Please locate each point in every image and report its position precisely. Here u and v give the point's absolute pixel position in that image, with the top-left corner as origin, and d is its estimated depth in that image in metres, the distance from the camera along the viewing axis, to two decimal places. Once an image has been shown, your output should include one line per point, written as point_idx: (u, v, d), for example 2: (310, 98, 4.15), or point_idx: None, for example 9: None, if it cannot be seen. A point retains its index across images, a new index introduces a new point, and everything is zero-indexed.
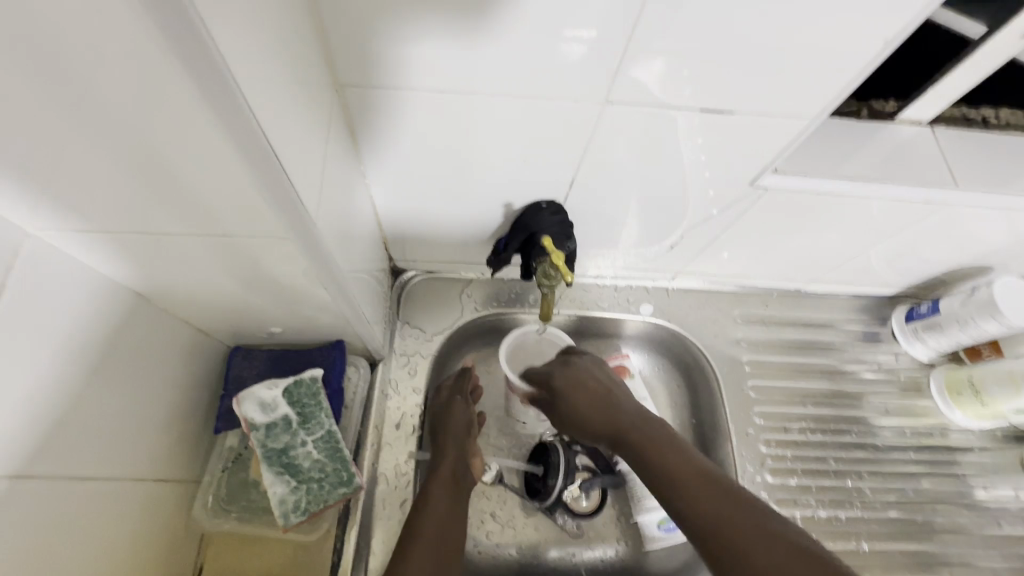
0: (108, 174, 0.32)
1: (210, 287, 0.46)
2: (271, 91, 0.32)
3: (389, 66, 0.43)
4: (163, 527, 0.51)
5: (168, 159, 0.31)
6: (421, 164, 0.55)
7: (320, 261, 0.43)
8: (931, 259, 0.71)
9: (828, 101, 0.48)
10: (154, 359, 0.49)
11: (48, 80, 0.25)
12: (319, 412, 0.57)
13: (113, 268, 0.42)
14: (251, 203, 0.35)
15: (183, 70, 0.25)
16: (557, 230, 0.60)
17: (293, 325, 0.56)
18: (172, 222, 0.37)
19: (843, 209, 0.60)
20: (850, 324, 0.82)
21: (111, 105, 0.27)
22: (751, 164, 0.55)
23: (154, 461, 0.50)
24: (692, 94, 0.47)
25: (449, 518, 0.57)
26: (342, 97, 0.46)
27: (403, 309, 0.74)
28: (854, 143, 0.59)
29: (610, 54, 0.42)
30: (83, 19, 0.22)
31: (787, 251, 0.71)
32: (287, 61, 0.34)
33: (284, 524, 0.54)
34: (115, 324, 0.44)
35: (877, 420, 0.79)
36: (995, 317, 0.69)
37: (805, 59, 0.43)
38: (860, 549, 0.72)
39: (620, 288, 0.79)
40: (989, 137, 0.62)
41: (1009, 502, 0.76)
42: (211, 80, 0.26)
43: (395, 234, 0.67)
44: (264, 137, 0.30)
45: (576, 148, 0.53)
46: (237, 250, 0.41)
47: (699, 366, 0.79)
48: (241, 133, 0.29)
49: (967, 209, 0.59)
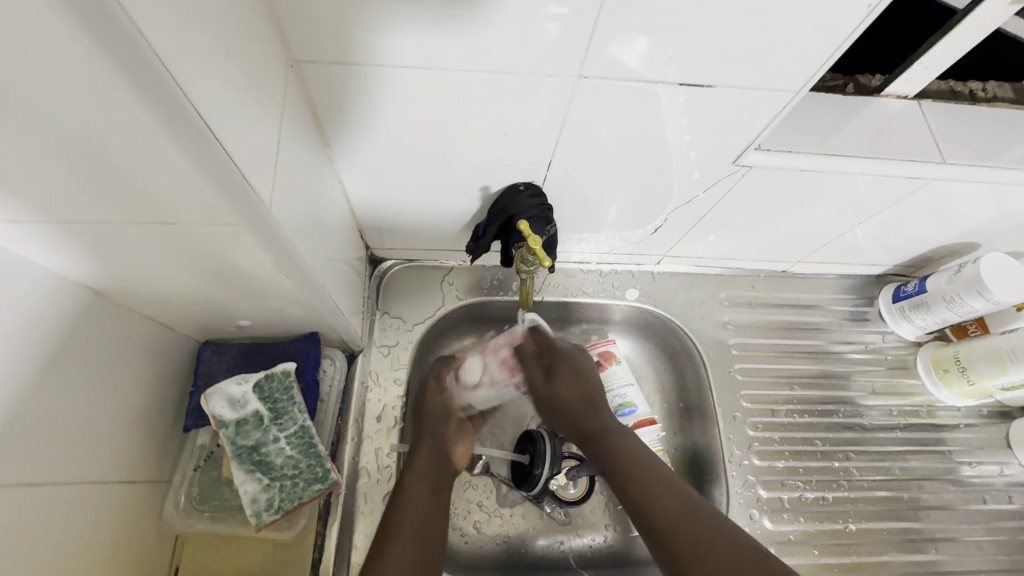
0: (34, 164, 0.29)
1: (168, 281, 0.44)
2: (204, 62, 0.29)
3: (348, 41, 0.41)
4: (132, 530, 0.50)
5: (93, 142, 0.28)
6: (391, 148, 0.52)
7: (281, 249, 0.40)
8: (918, 237, 0.70)
9: (810, 74, 0.46)
10: (112, 357, 0.47)
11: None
12: (292, 407, 0.55)
13: (58, 263, 0.40)
14: (195, 190, 0.33)
15: (87, 32, 0.23)
16: (535, 213, 0.58)
17: (262, 317, 0.54)
18: (113, 213, 0.34)
19: (827, 187, 0.59)
20: (837, 304, 0.82)
21: (17, 81, 0.24)
22: (734, 143, 0.54)
23: (118, 463, 0.49)
24: (672, 69, 0.45)
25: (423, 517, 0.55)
26: (300, 75, 0.44)
27: (382, 299, 0.72)
28: (840, 119, 0.58)
29: (582, 27, 0.40)
30: None
31: (773, 231, 0.70)
32: (227, 33, 0.32)
33: (257, 524, 0.52)
34: (64, 324, 0.42)
35: (864, 400, 0.78)
36: (981, 294, 0.68)
37: (789, 30, 0.41)
38: (848, 529, 0.72)
39: (605, 273, 0.78)
40: (976, 110, 0.60)
41: (994, 477, 0.77)
42: (116, 37, 0.23)
43: (369, 221, 0.65)
44: (190, 104, 0.28)
45: (554, 128, 0.51)
46: (189, 240, 0.38)
47: (686, 350, 0.78)
48: (163, 101, 0.26)
49: (953, 184, 0.58)
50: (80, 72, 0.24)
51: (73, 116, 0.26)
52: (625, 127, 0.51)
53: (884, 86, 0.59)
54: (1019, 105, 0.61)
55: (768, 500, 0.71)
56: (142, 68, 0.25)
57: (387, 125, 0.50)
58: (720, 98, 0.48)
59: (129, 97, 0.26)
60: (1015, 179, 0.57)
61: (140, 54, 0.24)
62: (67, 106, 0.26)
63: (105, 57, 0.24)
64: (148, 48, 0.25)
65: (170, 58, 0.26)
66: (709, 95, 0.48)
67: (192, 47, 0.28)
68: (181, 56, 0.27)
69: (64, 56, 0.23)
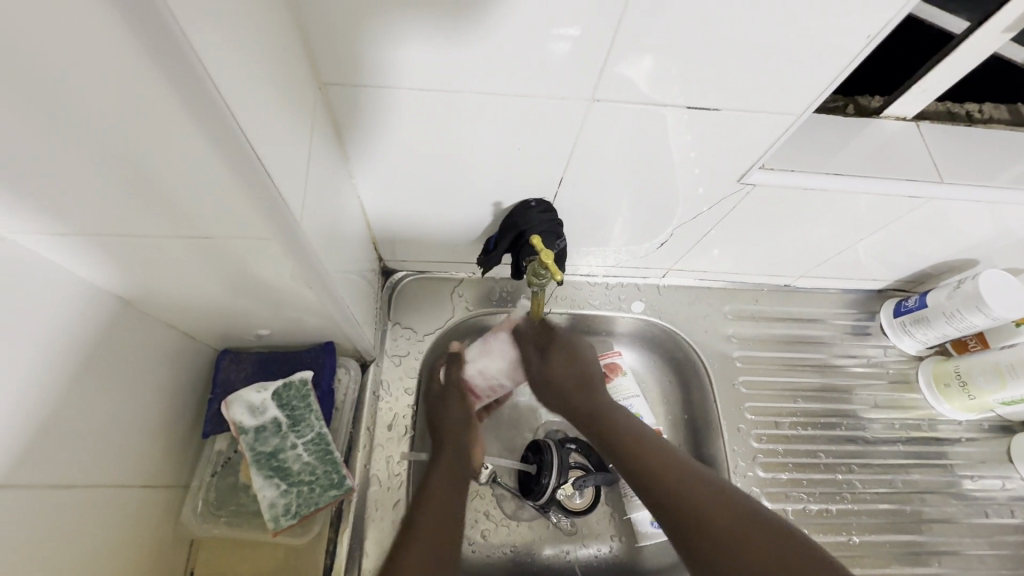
0: (83, 179, 0.31)
1: (195, 290, 0.46)
2: (249, 89, 0.31)
3: (371, 63, 0.43)
4: (151, 534, 0.51)
5: (142, 159, 0.30)
6: (408, 164, 0.54)
7: (305, 261, 0.42)
8: (918, 253, 0.72)
9: (813, 97, 0.48)
10: (138, 364, 0.48)
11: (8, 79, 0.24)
12: (309, 414, 0.57)
13: (93, 273, 0.41)
14: (231, 204, 0.35)
15: (149, 60, 0.25)
16: (546, 228, 0.60)
17: (281, 327, 0.56)
18: (152, 225, 0.36)
19: (829, 205, 0.61)
20: (839, 318, 0.83)
21: (80, 100, 0.26)
22: (739, 163, 0.56)
23: (140, 467, 0.50)
24: (679, 91, 0.47)
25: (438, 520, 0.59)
26: (327, 96, 0.46)
27: (394, 309, 0.74)
28: (840, 140, 0.60)
29: (594, 50, 0.42)
30: (52, 19, 0.22)
31: (776, 247, 0.71)
32: (266, 60, 0.34)
33: (274, 528, 0.54)
34: (95, 331, 0.43)
35: (866, 414, 0.79)
36: (980, 309, 0.70)
37: (791, 56, 0.43)
38: (851, 541, 0.72)
39: (611, 286, 0.80)
40: (973, 131, 0.62)
41: (996, 491, 0.77)
42: (181, 71, 0.25)
43: (384, 234, 0.67)
44: (241, 132, 0.30)
45: (566, 146, 0.53)
46: (219, 253, 0.40)
47: (691, 363, 0.79)
48: (216, 126, 0.29)
49: (952, 202, 0.59)
50: (140, 96, 0.26)
51: (126, 134, 0.28)
52: (634, 146, 0.53)
53: (883, 107, 0.61)
54: (1014, 127, 0.63)
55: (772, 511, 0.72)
56: (201, 98, 0.27)
57: (407, 144, 0.52)
58: (726, 120, 0.50)
59: (182, 120, 0.28)
60: (1011, 199, 0.58)
61: (203, 88, 0.26)
62: (122, 126, 0.28)
63: (166, 83, 0.26)
64: (209, 83, 0.27)
65: (226, 91, 0.28)
66: (716, 117, 0.50)
67: (238, 73, 0.30)
68: (232, 87, 0.29)
69: (126, 80, 0.25)
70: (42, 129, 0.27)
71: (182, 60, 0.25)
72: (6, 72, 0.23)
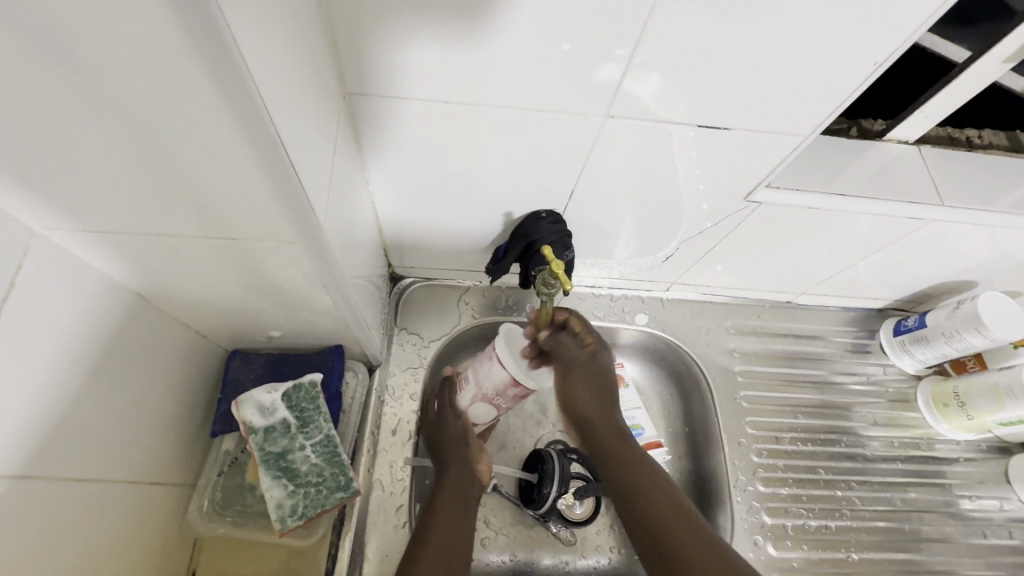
0: (119, 174, 0.32)
1: (212, 289, 0.47)
2: (284, 95, 0.32)
3: (390, 73, 0.44)
4: (155, 532, 0.51)
5: (178, 158, 0.32)
6: (423, 172, 0.56)
7: (324, 264, 0.43)
8: (919, 273, 0.73)
9: (820, 119, 0.49)
10: (152, 360, 0.49)
11: (58, 71, 0.26)
12: (318, 416, 0.57)
13: (118, 270, 0.42)
14: (259, 205, 0.35)
15: (200, 61, 0.26)
16: (556, 239, 0.61)
17: (293, 329, 0.57)
18: (178, 223, 0.37)
19: (831, 224, 0.62)
20: (839, 336, 0.84)
21: (127, 98, 0.27)
22: (745, 181, 0.57)
23: (148, 463, 0.50)
24: (687, 109, 0.48)
25: (452, 532, 0.57)
26: (350, 105, 0.47)
27: (401, 315, 0.74)
28: (845, 161, 0.61)
29: (609, 68, 0.44)
30: (113, 19, 0.23)
31: (779, 263, 0.72)
32: (301, 68, 0.35)
33: (280, 529, 0.54)
34: (113, 326, 0.44)
35: (866, 431, 0.80)
36: (980, 330, 0.71)
37: (798, 79, 0.45)
38: (849, 558, 0.73)
39: (616, 298, 0.80)
40: (973, 156, 0.64)
41: (993, 512, 0.78)
42: (230, 76, 0.27)
43: (394, 240, 0.68)
44: (279, 143, 0.31)
45: (577, 160, 0.54)
46: (242, 254, 0.41)
47: (692, 376, 0.80)
48: (257, 134, 0.30)
49: (953, 224, 0.61)
50: (185, 99, 0.28)
51: (166, 132, 0.30)
52: (642, 162, 0.55)
53: (887, 130, 0.63)
54: (1012, 153, 0.64)
55: (772, 526, 0.72)
56: (246, 103, 0.28)
57: (424, 154, 0.53)
58: (734, 140, 0.52)
59: (225, 124, 0.29)
60: (1010, 223, 0.60)
61: (249, 97, 0.28)
62: (164, 121, 0.29)
63: (214, 90, 0.27)
64: (254, 92, 0.28)
65: (268, 101, 0.30)
66: (725, 136, 0.51)
67: (277, 81, 0.31)
68: (272, 96, 0.31)
69: (175, 82, 0.27)
70: (88, 122, 0.29)
71: (232, 70, 0.27)
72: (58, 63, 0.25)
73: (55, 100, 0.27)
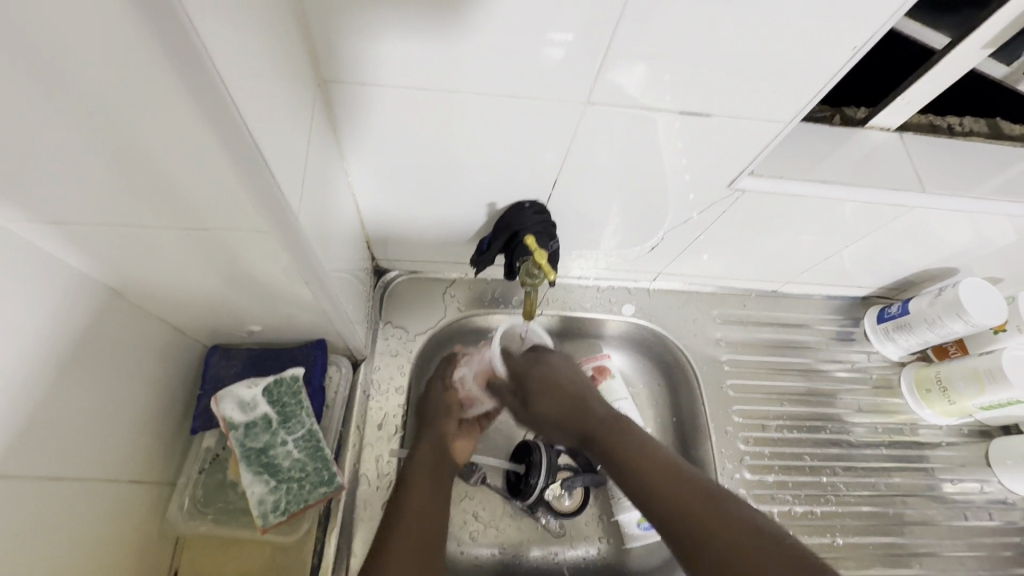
0: (83, 167, 0.32)
1: (188, 284, 0.46)
2: (254, 84, 0.32)
3: (366, 62, 0.43)
4: (135, 531, 0.50)
5: (145, 150, 0.31)
6: (403, 162, 0.55)
7: (301, 255, 0.42)
8: (900, 261, 0.74)
9: (801, 104, 0.49)
10: (127, 357, 0.48)
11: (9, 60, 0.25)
12: (300, 410, 0.57)
13: (89, 264, 0.41)
14: (230, 198, 0.35)
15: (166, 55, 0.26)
16: (539, 229, 0.60)
17: (274, 323, 0.56)
18: (150, 217, 0.36)
19: (815, 212, 0.62)
20: (824, 324, 0.85)
21: (83, 82, 0.26)
22: (728, 168, 0.57)
23: (126, 462, 0.49)
24: (670, 97, 0.48)
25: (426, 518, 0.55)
26: (326, 94, 0.47)
27: (386, 308, 0.74)
28: (827, 147, 0.61)
29: (590, 54, 0.43)
30: (73, 12, 0.23)
31: (764, 252, 0.73)
32: (271, 53, 0.34)
33: (263, 525, 0.53)
34: (84, 321, 0.43)
35: (850, 417, 0.81)
36: (961, 316, 0.72)
37: (777, 66, 0.45)
38: (835, 543, 0.73)
39: (602, 289, 0.80)
40: (953, 143, 0.64)
41: (974, 494, 0.79)
42: (196, 71, 0.26)
43: (377, 232, 0.67)
44: (248, 129, 0.31)
45: (560, 147, 0.53)
46: (216, 246, 0.40)
47: (680, 366, 0.80)
48: (226, 126, 0.30)
49: (933, 211, 0.61)
50: (149, 93, 0.27)
51: (132, 125, 0.29)
52: (624, 151, 0.54)
53: (869, 117, 0.62)
54: (992, 140, 0.65)
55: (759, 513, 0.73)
56: (213, 98, 0.28)
57: (405, 145, 0.53)
58: (716, 127, 0.51)
59: (188, 109, 0.28)
60: (988, 209, 0.60)
61: (212, 81, 0.27)
62: (128, 115, 0.28)
63: (173, 72, 0.26)
64: (218, 76, 0.27)
65: (234, 87, 0.29)
66: (709, 124, 0.51)
67: (246, 69, 0.31)
68: (238, 81, 0.30)
69: (133, 68, 0.26)
70: (47, 112, 0.27)
71: (198, 63, 0.26)
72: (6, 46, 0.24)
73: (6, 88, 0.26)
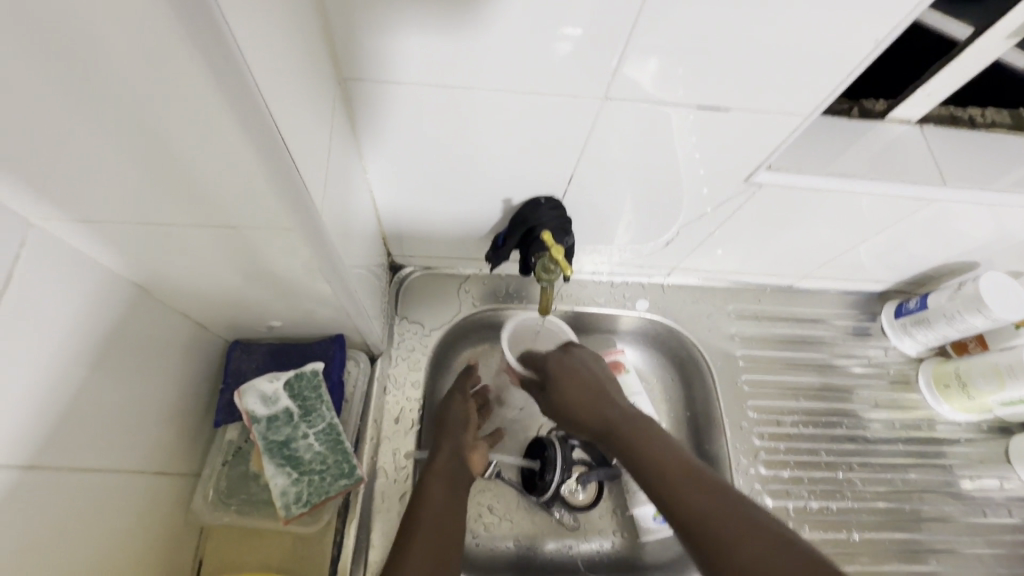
0: (116, 167, 0.32)
1: (213, 280, 0.47)
2: (281, 85, 0.32)
3: (386, 61, 0.44)
4: (162, 522, 0.52)
5: (178, 150, 0.31)
6: (420, 158, 0.55)
7: (322, 252, 0.43)
8: (920, 255, 0.73)
9: (822, 97, 0.48)
10: (154, 352, 0.49)
11: (48, 63, 0.25)
12: (320, 404, 0.58)
13: (118, 262, 0.42)
14: (258, 196, 0.36)
15: (200, 58, 0.26)
16: (555, 224, 0.60)
17: (294, 319, 0.57)
18: (179, 214, 0.37)
19: (835, 204, 0.61)
20: (841, 319, 0.84)
21: (117, 81, 0.27)
22: (745, 162, 0.56)
23: (153, 454, 0.50)
24: (686, 92, 0.48)
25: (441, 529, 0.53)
26: (345, 92, 0.47)
27: (402, 303, 0.74)
28: (846, 142, 0.61)
29: (608, 49, 0.43)
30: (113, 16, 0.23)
31: (780, 247, 0.72)
32: (295, 53, 0.35)
33: (285, 516, 0.54)
34: (113, 317, 0.44)
35: (867, 413, 0.80)
36: (982, 312, 0.71)
37: (795, 60, 0.45)
38: (851, 538, 0.73)
39: (617, 284, 0.80)
40: (976, 135, 0.63)
41: (994, 491, 0.78)
42: (228, 72, 0.27)
43: (394, 229, 0.67)
44: (274, 126, 0.31)
45: (575, 143, 0.53)
46: (240, 242, 0.41)
47: (694, 361, 0.80)
48: (256, 127, 0.30)
49: (955, 205, 0.60)
50: (183, 94, 0.28)
51: (166, 125, 0.30)
52: (641, 146, 0.54)
53: (888, 110, 0.62)
54: (1015, 131, 0.64)
55: (775, 508, 0.73)
56: (245, 98, 0.29)
57: (423, 142, 0.53)
58: (734, 121, 0.51)
59: (217, 107, 0.29)
60: (1010, 202, 0.59)
61: (243, 80, 0.28)
62: (160, 114, 0.29)
63: (207, 73, 0.27)
64: (245, 72, 0.28)
65: (260, 84, 0.30)
66: (726, 118, 0.51)
67: (273, 68, 0.31)
68: (265, 78, 0.30)
69: (166, 67, 0.26)
70: (83, 111, 0.28)
71: (231, 65, 0.27)
72: (43, 48, 0.24)
73: (48, 91, 0.26)
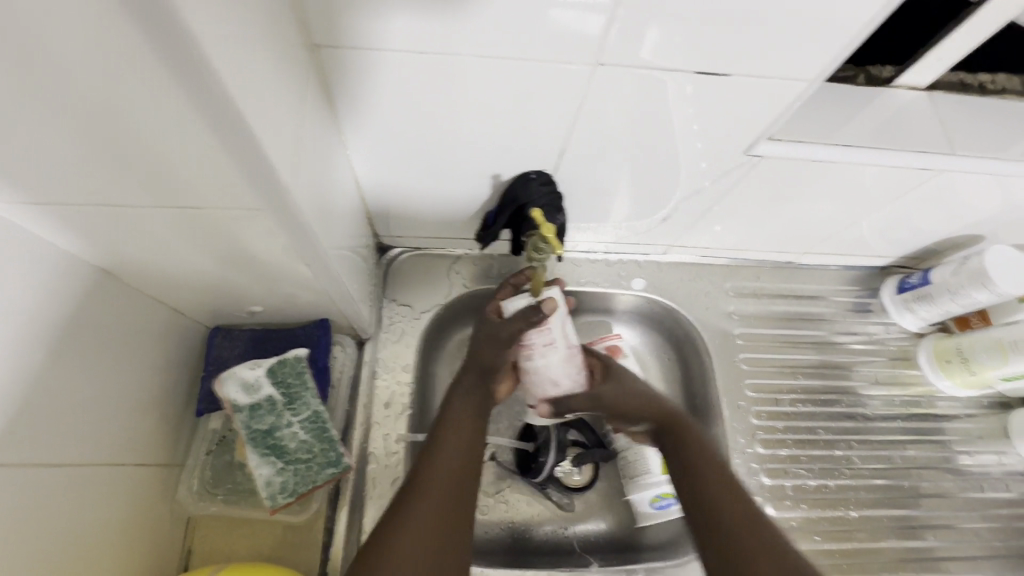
0: (62, 145, 0.30)
1: (182, 265, 0.45)
2: (246, 58, 0.29)
3: (358, 25, 0.41)
4: (145, 513, 0.51)
5: (127, 127, 0.29)
6: (403, 133, 0.52)
7: (298, 234, 0.41)
8: (924, 229, 0.71)
9: (829, 61, 0.45)
10: (126, 342, 0.47)
11: None
12: (305, 392, 0.56)
13: (80, 246, 0.40)
14: (222, 177, 0.33)
15: (142, 30, 0.24)
16: (546, 202, 0.58)
17: (275, 304, 0.55)
18: (138, 196, 0.35)
19: (837, 176, 0.59)
20: (841, 295, 0.82)
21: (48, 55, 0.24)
22: (745, 133, 0.54)
23: (131, 445, 0.49)
24: (682, 58, 0.45)
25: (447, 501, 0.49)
26: (318, 60, 0.44)
27: (390, 285, 0.72)
28: (853, 110, 0.58)
29: (599, 12, 0.40)
30: None
31: (781, 222, 0.70)
32: (255, 16, 0.32)
33: (271, 506, 0.53)
34: (77, 306, 0.42)
35: (865, 390, 0.79)
36: (985, 286, 0.69)
37: (801, 21, 0.41)
38: (847, 515, 0.73)
39: (612, 262, 0.78)
40: (987, 102, 0.60)
41: (991, 466, 0.78)
42: (175, 48, 0.24)
43: (378, 208, 0.65)
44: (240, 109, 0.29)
45: (566, 115, 0.50)
46: (208, 224, 0.39)
47: (691, 341, 0.78)
48: (214, 108, 0.28)
49: (963, 175, 0.58)
50: (125, 68, 0.25)
51: (109, 100, 0.27)
52: (636, 117, 0.51)
53: (895, 76, 0.59)
54: None
55: (772, 487, 0.72)
56: (199, 78, 0.26)
57: (405, 114, 0.50)
58: (732, 88, 0.48)
59: (165, 82, 0.26)
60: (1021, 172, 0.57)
61: (195, 59, 0.25)
62: (104, 90, 0.26)
63: (149, 46, 0.24)
64: (200, 52, 0.25)
65: (223, 60, 0.26)
66: (725, 84, 0.48)
67: (235, 40, 0.28)
68: (228, 53, 0.27)
69: (97, 37, 0.24)
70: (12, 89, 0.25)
71: (179, 41, 0.24)
72: None
73: None
